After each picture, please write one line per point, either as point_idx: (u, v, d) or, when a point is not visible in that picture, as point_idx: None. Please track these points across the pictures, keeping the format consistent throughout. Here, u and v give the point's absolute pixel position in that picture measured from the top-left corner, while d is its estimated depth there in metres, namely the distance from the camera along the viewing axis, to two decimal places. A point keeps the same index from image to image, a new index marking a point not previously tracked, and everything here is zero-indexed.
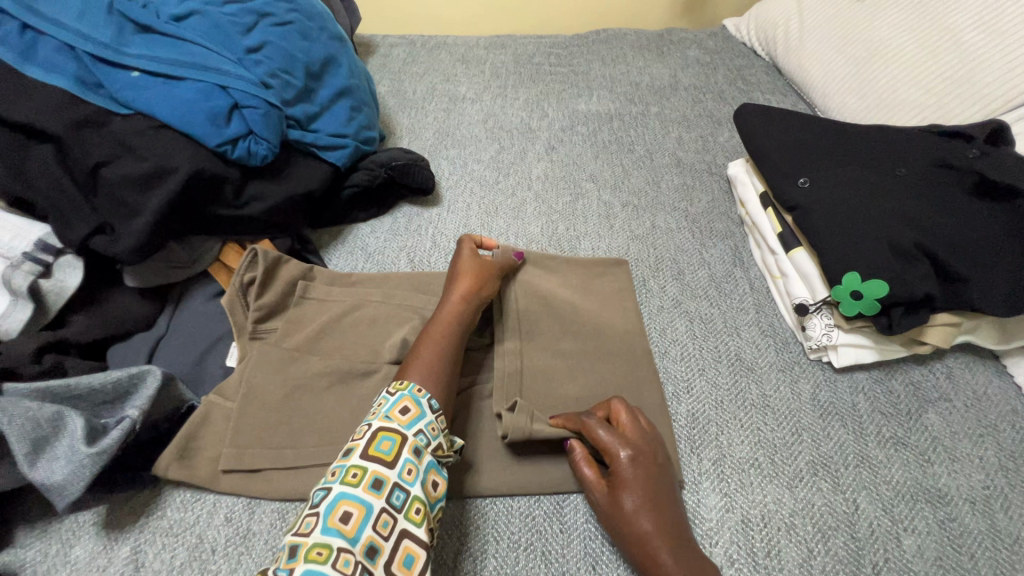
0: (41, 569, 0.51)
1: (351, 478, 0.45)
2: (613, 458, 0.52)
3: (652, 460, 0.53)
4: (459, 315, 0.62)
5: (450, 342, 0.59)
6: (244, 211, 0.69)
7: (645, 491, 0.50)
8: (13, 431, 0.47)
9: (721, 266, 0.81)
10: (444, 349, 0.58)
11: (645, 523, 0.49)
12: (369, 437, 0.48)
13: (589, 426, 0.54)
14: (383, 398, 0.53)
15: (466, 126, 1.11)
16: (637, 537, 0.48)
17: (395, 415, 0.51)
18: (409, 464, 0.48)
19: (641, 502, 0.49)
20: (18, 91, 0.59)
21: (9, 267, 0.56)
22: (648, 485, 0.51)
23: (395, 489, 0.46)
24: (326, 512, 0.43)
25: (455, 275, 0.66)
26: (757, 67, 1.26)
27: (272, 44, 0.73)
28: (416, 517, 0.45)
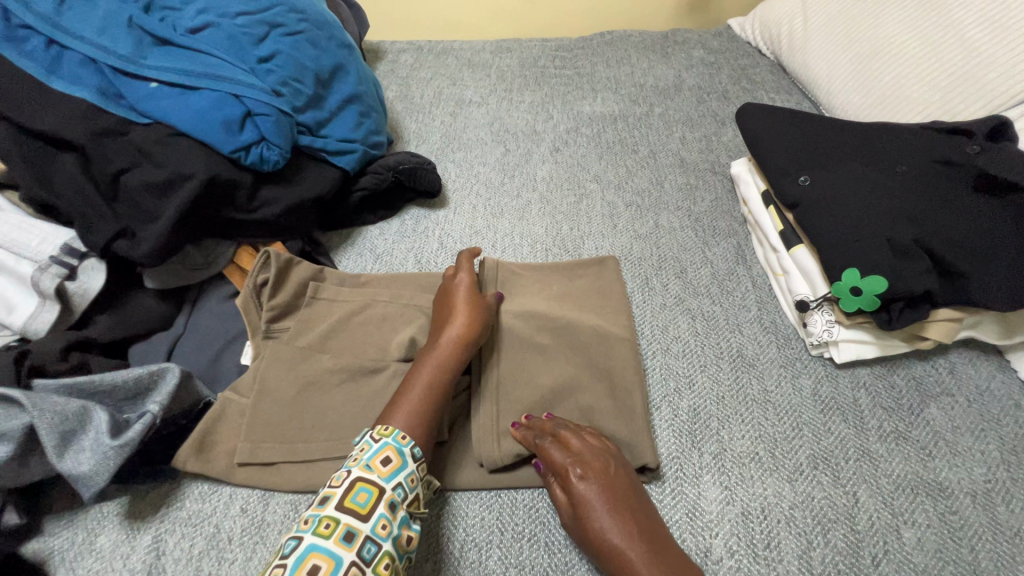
0: (68, 557, 0.54)
1: (323, 530, 0.45)
2: (568, 480, 0.52)
3: (607, 474, 0.53)
4: (452, 360, 0.60)
5: (441, 389, 0.58)
6: (256, 215, 0.71)
7: (607, 504, 0.50)
8: (43, 424, 0.49)
9: (724, 264, 0.81)
10: (434, 395, 0.57)
11: (613, 536, 0.49)
12: (347, 486, 0.49)
13: (541, 450, 0.55)
14: (366, 443, 0.53)
15: (472, 129, 1.13)
16: (612, 553, 0.48)
17: (375, 464, 0.51)
18: (383, 520, 0.48)
19: (607, 517, 0.50)
20: (44, 103, 0.62)
21: (37, 270, 0.59)
22: (607, 498, 0.51)
23: (367, 542, 0.46)
24: (294, 565, 0.43)
25: (453, 311, 0.64)
26: (761, 66, 1.27)
27: (283, 53, 0.76)
28: (385, 572, 0.45)
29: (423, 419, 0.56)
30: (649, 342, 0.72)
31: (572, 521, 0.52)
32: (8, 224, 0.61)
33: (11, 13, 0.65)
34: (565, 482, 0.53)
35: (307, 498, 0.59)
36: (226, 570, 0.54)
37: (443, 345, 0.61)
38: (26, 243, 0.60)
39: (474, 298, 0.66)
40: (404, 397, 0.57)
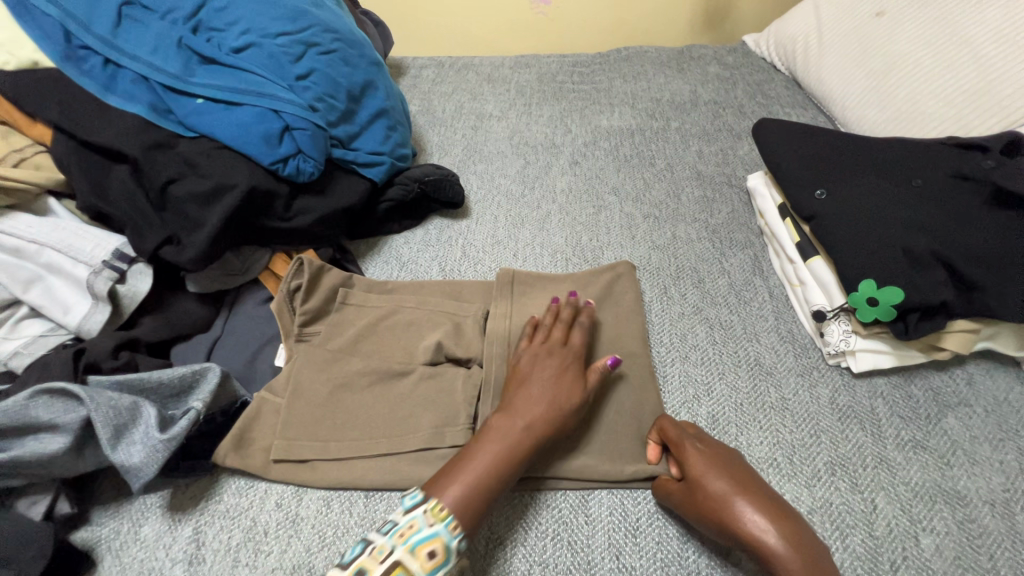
0: (115, 545, 0.57)
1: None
2: (687, 447, 0.58)
3: (723, 449, 0.58)
4: (527, 445, 0.57)
5: (506, 474, 0.55)
6: (291, 223, 0.75)
7: (719, 467, 0.55)
8: (98, 417, 0.52)
9: (741, 274, 0.83)
10: (501, 478, 0.55)
11: (725, 493, 0.53)
12: None
13: (660, 425, 0.62)
14: (417, 519, 0.51)
15: (493, 142, 1.16)
16: (722, 507, 0.52)
17: (420, 552, 0.50)
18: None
19: (718, 477, 0.54)
20: (101, 118, 0.67)
21: (91, 273, 0.62)
22: (719, 465, 0.56)
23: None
24: None
25: (548, 388, 0.61)
26: (776, 81, 1.29)
27: (319, 70, 0.80)
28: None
29: (478, 497, 0.53)
30: (662, 354, 0.73)
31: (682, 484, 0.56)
32: (64, 229, 0.64)
33: (71, 34, 0.69)
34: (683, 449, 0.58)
35: (338, 495, 0.62)
36: (263, 561, 0.56)
37: (522, 428, 0.58)
38: (81, 248, 0.63)
39: (565, 384, 0.62)
40: (464, 472, 0.54)
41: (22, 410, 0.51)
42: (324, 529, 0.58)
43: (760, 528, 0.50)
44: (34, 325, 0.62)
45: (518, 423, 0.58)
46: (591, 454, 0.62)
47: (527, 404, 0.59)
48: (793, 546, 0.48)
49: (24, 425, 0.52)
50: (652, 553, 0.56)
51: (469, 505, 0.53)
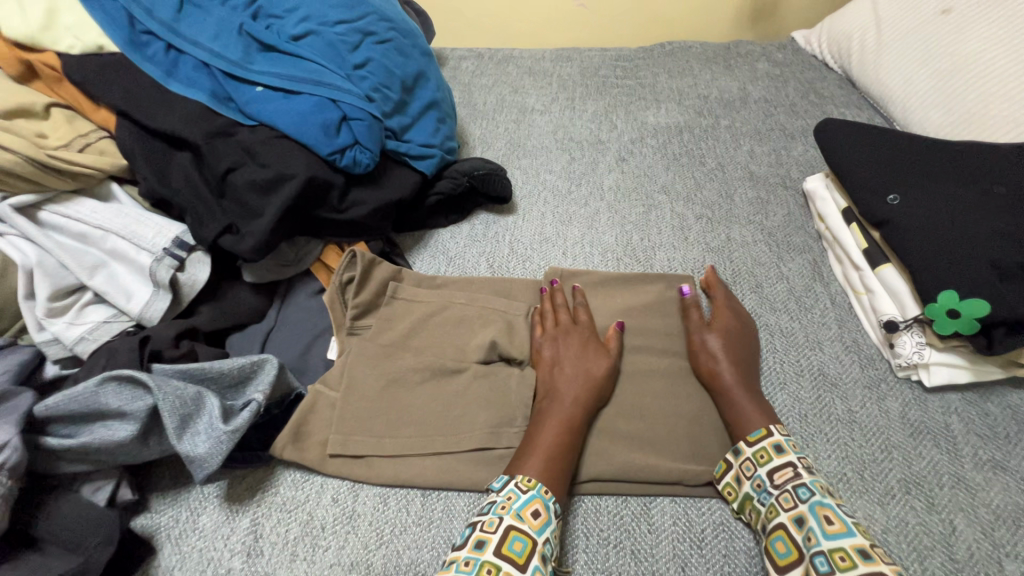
0: (174, 533, 0.57)
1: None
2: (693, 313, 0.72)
3: (750, 328, 0.71)
4: (581, 411, 0.61)
5: (573, 439, 0.59)
6: (345, 215, 0.74)
7: (728, 333, 0.68)
8: (165, 406, 0.52)
9: (800, 280, 0.81)
10: (570, 445, 0.59)
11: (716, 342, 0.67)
12: None
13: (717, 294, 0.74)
14: (514, 491, 0.54)
15: (537, 137, 1.14)
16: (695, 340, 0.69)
17: (526, 514, 0.53)
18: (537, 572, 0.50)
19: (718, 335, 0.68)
20: (164, 105, 0.66)
21: (153, 260, 0.62)
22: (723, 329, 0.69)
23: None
24: None
25: (578, 359, 0.66)
26: (829, 80, 1.25)
27: (375, 60, 0.79)
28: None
29: (557, 465, 0.57)
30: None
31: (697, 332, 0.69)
32: (126, 215, 0.63)
33: (135, 19, 0.69)
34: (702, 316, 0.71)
35: (394, 492, 0.61)
36: (321, 557, 0.56)
37: (570, 400, 0.62)
38: (143, 235, 0.63)
39: (594, 351, 0.67)
40: (537, 444, 0.58)
41: (93, 396, 0.51)
42: (381, 526, 0.58)
43: (728, 361, 0.65)
44: (97, 312, 0.61)
45: (565, 395, 0.62)
46: (652, 458, 0.61)
47: (569, 378, 0.64)
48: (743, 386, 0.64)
49: (93, 411, 0.52)
50: (719, 566, 0.54)
51: (554, 473, 0.56)
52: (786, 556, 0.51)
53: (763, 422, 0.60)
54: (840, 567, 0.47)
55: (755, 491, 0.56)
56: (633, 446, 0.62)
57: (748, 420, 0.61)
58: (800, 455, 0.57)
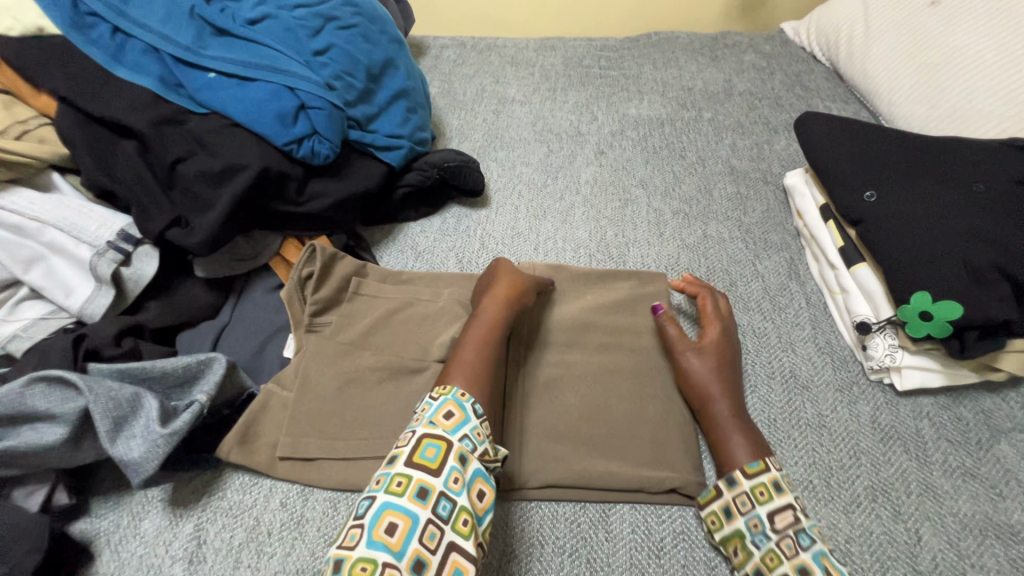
0: (114, 539, 0.55)
1: (395, 488, 0.47)
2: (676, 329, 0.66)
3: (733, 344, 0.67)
4: (497, 324, 0.63)
5: (488, 352, 0.60)
6: (304, 208, 0.71)
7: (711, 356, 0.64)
8: (97, 408, 0.50)
9: (776, 278, 0.78)
10: (485, 354, 0.60)
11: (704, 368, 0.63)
12: None
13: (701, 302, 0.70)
14: (427, 403, 0.55)
15: (515, 128, 1.11)
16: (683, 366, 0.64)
17: (438, 419, 0.53)
18: (454, 473, 0.49)
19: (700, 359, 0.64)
20: (108, 91, 0.63)
21: (95, 255, 0.59)
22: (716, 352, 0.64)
23: (440, 498, 0.47)
24: None
25: (494, 283, 0.68)
26: (816, 72, 1.22)
27: (338, 46, 0.76)
28: (463, 529, 0.46)
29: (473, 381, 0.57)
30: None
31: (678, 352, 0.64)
32: (67, 207, 0.61)
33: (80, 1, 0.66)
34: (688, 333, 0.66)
35: (346, 497, 0.59)
36: (266, 564, 0.54)
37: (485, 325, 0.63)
38: (83, 228, 0.60)
39: (509, 283, 0.67)
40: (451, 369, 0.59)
41: (19, 399, 0.49)
42: (330, 533, 0.56)
43: (721, 394, 0.61)
44: (34, 308, 0.59)
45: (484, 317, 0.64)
46: (613, 465, 0.59)
47: (485, 301, 0.66)
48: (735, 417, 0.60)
49: (20, 414, 0.49)
50: None
51: (473, 382, 0.57)
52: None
53: (756, 456, 0.56)
54: None
55: (721, 509, 0.54)
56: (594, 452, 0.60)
57: (734, 454, 0.57)
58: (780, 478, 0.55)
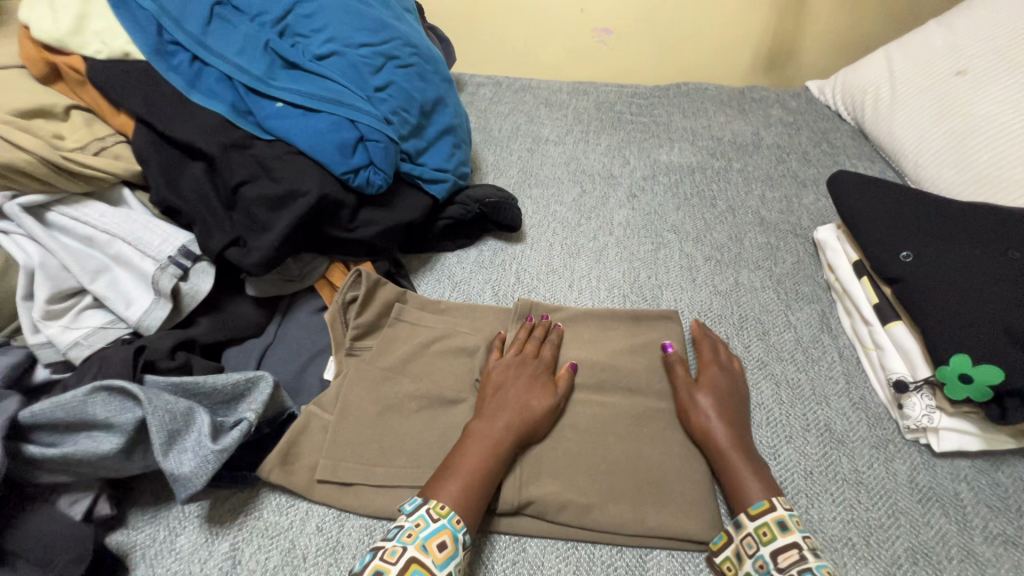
0: (149, 554, 0.55)
1: None
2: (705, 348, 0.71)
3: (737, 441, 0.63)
4: (504, 432, 0.59)
5: (497, 469, 0.56)
6: (355, 235, 0.73)
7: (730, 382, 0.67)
8: (154, 421, 0.51)
9: (809, 330, 0.80)
10: (486, 466, 0.56)
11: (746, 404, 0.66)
12: None
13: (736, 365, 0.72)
14: (421, 518, 0.52)
15: (549, 167, 1.15)
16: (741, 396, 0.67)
17: (430, 546, 0.50)
18: None
19: (712, 392, 0.64)
20: (183, 115, 0.66)
21: (157, 269, 0.61)
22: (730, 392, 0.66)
23: None
24: None
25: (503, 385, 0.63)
26: (842, 130, 1.26)
27: (396, 84, 0.79)
28: None
29: (473, 495, 0.54)
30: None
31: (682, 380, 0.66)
32: (135, 222, 0.63)
33: (164, 29, 0.70)
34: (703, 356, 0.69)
35: (381, 524, 0.58)
36: None
37: (494, 431, 0.59)
38: (149, 242, 0.62)
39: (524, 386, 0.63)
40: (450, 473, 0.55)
41: (81, 406, 0.50)
42: None
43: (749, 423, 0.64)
44: (94, 317, 0.59)
45: (497, 426, 0.59)
46: (653, 511, 0.58)
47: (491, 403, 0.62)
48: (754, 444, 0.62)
49: (79, 421, 0.50)
50: None
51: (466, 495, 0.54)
52: (759, 505, 0.55)
53: (764, 494, 0.56)
54: (763, 542, 0.53)
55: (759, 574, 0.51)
56: (619, 498, 0.58)
57: (746, 484, 0.57)
58: (806, 535, 0.53)
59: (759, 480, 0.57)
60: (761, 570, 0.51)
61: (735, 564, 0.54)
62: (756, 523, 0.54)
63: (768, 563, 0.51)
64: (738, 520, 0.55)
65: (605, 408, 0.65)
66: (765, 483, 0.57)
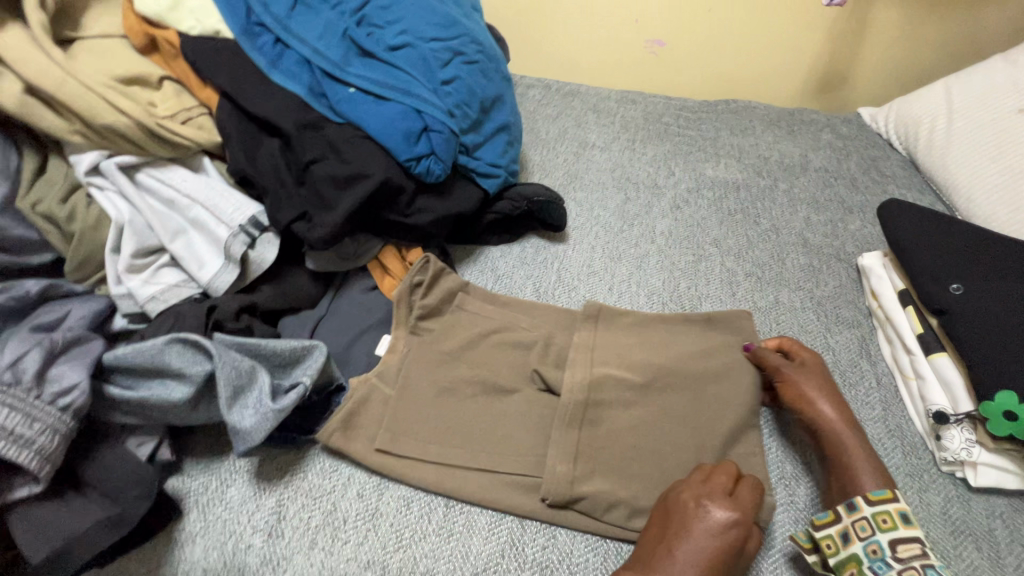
0: (202, 501, 0.59)
1: None
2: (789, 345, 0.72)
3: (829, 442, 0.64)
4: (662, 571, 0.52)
5: None
6: (411, 220, 0.76)
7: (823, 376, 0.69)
8: (223, 375, 0.54)
9: (847, 353, 0.80)
10: None
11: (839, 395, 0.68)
12: None
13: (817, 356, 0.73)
14: None
15: (594, 172, 1.17)
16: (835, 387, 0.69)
17: None
18: None
19: (810, 390, 0.67)
20: (264, 93, 0.70)
21: (230, 235, 0.64)
22: (825, 383, 0.68)
23: None
24: None
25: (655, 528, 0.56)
26: (892, 159, 1.25)
27: (462, 79, 0.82)
28: None
29: None
30: (777, 437, 0.69)
31: (791, 369, 0.68)
32: (213, 189, 0.66)
33: (252, 11, 0.74)
34: (791, 346, 0.73)
35: (417, 497, 0.61)
36: (339, 549, 0.56)
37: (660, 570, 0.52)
38: (224, 209, 0.65)
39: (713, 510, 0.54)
40: None
41: (158, 354, 0.54)
42: (402, 531, 0.58)
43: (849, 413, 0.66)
44: (170, 275, 0.63)
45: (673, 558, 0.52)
46: None
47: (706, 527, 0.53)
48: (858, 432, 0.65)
49: (155, 368, 0.54)
50: None
51: None
52: (880, 493, 0.58)
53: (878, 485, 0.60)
54: (880, 528, 0.56)
55: (868, 557, 0.55)
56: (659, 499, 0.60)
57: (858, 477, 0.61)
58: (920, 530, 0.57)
59: (873, 468, 0.61)
60: (874, 554, 0.55)
61: (838, 541, 0.56)
62: (875, 509, 0.57)
63: (883, 549, 0.55)
64: (853, 503, 0.58)
65: (655, 417, 0.66)
66: (878, 472, 0.61)
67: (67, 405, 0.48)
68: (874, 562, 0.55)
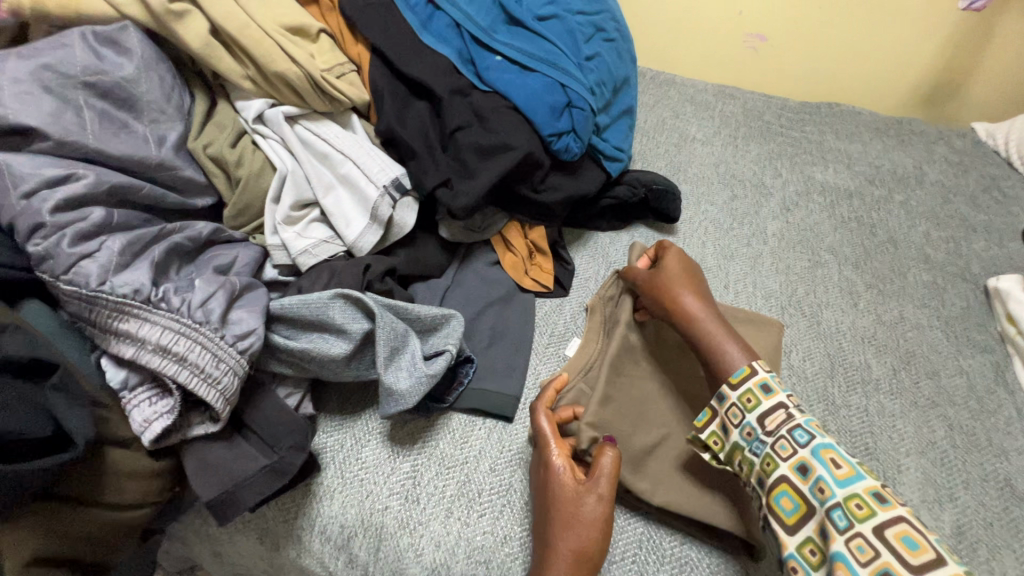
0: (339, 458, 0.59)
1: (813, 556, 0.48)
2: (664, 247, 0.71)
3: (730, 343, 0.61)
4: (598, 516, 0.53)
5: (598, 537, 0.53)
6: (542, 197, 0.74)
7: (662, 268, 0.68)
8: (382, 335, 0.54)
9: (982, 380, 0.78)
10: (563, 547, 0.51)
11: (703, 289, 0.66)
12: None
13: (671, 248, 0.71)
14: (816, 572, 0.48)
15: (696, 166, 1.13)
16: (697, 283, 0.66)
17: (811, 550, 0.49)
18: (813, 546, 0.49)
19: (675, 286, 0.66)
20: (417, 53, 0.69)
21: (377, 194, 0.63)
22: (684, 275, 0.66)
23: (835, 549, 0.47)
24: None
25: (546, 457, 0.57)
26: (1014, 179, 1.18)
27: (603, 56, 0.79)
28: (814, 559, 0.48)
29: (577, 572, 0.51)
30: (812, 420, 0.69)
31: (644, 275, 0.68)
32: (363, 147, 0.65)
33: None
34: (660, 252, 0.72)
35: None
36: (476, 522, 0.56)
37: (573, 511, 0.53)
38: (371, 168, 0.64)
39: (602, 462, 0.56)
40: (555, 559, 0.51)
41: (322, 307, 0.54)
42: None
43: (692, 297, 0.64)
44: (319, 230, 0.63)
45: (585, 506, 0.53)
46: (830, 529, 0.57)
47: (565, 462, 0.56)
48: (710, 317, 0.63)
49: (318, 320, 0.54)
50: None
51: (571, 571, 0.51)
52: (704, 416, 0.58)
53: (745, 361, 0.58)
54: (749, 407, 0.55)
55: (744, 441, 0.55)
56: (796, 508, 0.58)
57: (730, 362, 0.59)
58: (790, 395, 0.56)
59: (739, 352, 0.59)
60: (750, 436, 0.55)
61: (722, 436, 0.57)
62: (738, 392, 0.56)
63: (755, 428, 0.54)
64: (720, 393, 0.57)
65: None
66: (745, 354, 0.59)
67: (243, 349, 0.49)
68: (751, 444, 0.54)
